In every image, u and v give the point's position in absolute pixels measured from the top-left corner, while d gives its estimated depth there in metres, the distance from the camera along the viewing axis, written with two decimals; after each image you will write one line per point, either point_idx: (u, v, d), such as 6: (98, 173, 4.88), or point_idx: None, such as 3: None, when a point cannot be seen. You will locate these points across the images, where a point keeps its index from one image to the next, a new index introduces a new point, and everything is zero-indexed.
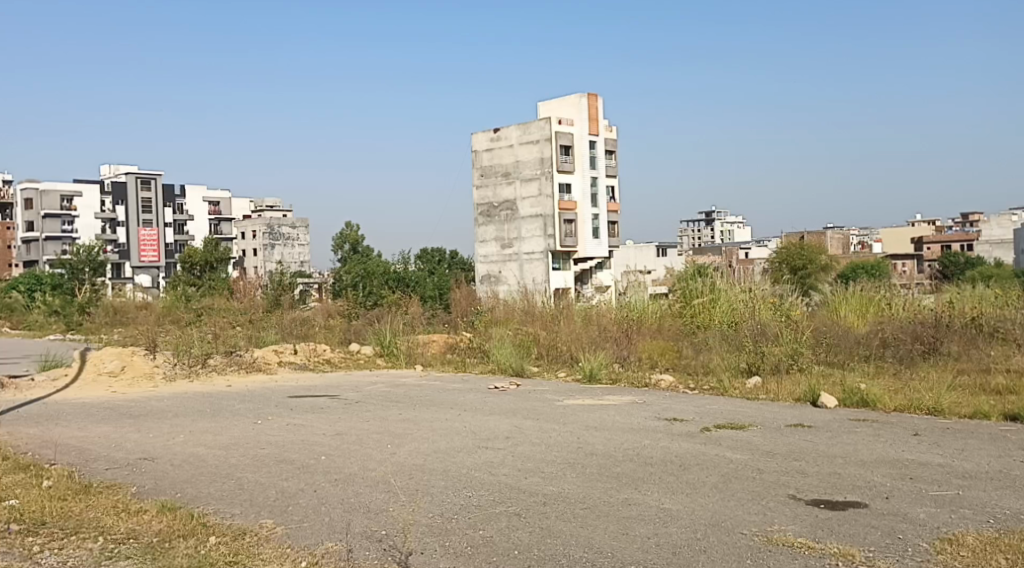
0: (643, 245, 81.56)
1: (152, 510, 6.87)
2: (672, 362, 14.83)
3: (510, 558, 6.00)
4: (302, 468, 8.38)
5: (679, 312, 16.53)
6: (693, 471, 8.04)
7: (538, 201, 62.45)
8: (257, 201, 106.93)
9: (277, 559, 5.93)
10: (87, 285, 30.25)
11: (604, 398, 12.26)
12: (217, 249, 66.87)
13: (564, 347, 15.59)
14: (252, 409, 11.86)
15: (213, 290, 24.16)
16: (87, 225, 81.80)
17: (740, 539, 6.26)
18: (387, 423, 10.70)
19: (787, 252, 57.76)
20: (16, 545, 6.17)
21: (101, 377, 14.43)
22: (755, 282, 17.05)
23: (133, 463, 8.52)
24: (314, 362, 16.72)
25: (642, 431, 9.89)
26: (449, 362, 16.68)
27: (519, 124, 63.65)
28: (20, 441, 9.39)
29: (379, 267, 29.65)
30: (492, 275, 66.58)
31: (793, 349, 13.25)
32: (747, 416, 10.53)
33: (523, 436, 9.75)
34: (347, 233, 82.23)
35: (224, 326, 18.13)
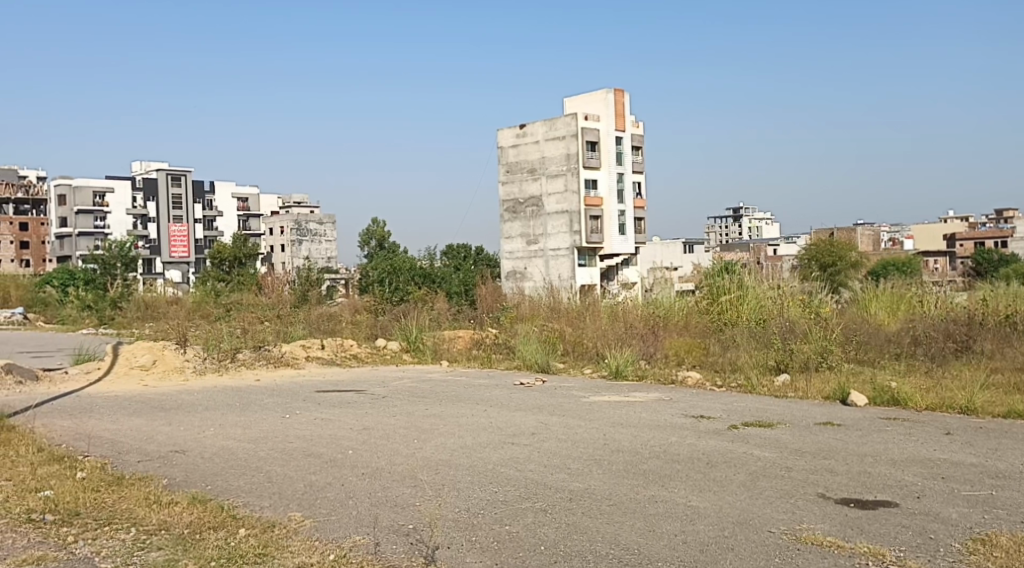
0: (669, 242, 81.21)
1: (184, 502, 6.95)
2: (699, 359, 14.68)
3: (537, 554, 6.01)
4: (330, 462, 8.43)
5: (706, 309, 16.44)
6: (720, 468, 8.00)
7: (564, 197, 62.39)
8: (286, 198, 107.71)
9: (306, 552, 5.98)
10: (119, 280, 30.57)
11: (631, 395, 12.22)
12: (246, 245, 67.37)
13: (590, 343, 15.56)
14: (281, 404, 11.95)
15: (241, 285, 24.35)
16: (119, 221, 82.68)
17: (768, 538, 6.22)
18: (414, 419, 10.74)
19: (817, 249, 57.29)
20: (51, 535, 6.26)
21: (133, 371, 14.59)
22: (784, 278, 16.98)
23: (164, 456, 8.62)
24: (341, 357, 16.81)
25: (669, 428, 9.86)
26: (475, 358, 16.71)
27: (546, 120, 63.61)
28: (55, 434, 9.52)
29: (406, 263, 29.74)
30: (518, 272, 66.57)
31: (823, 347, 13.15)
32: (775, 414, 10.46)
33: (549, 432, 9.76)
34: (374, 229, 82.84)
35: (252, 322, 18.26)
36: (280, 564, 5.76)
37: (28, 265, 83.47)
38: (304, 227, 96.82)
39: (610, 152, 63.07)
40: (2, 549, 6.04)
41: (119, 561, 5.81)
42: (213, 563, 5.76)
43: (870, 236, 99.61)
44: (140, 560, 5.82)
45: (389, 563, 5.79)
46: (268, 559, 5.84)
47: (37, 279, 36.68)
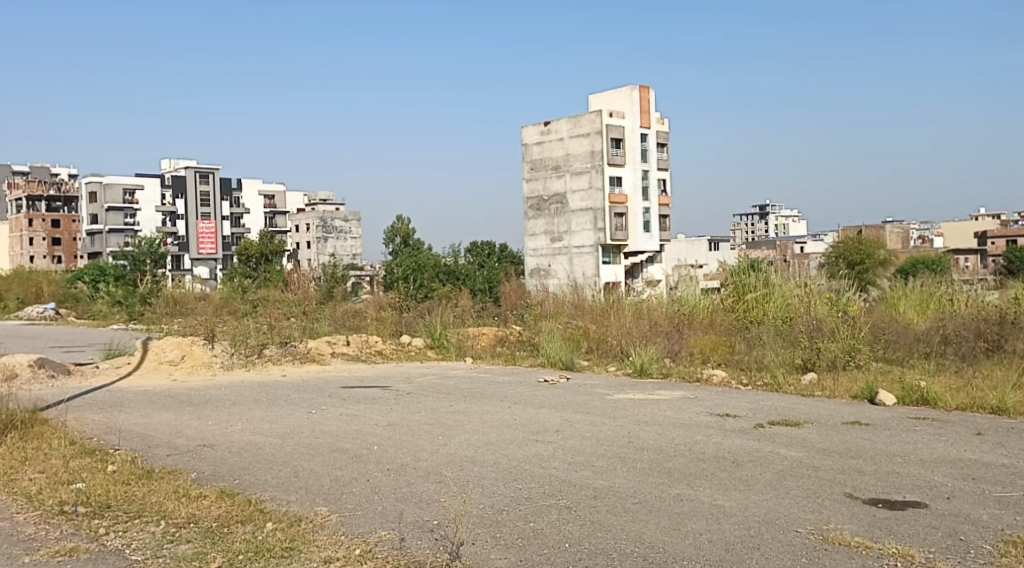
0: (695, 239, 80.91)
1: (212, 495, 7.02)
2: (724, 357, 14.57)
3: (561, 552, 6.01)
4: (355, 457, 8.48)
5: (732, 307, 16.35)
6: (746, 467, 7.96)
7: (588, 195, 62.33)
8: (312, 195, 108.44)
9: (332, 547, 6.01)
10: (148, 276, 30.87)
11: (657, 393, 12.18)
12: (273, 242, 67.84)
13: (614, 340, 15.54)
14: (307, 399, 12.03)
15: (268, 281, 24.50)
16: (148, 218, 83.51)
17: (794, 538, 6.18)
18: (439, 415, 10.77)
19: (845, 246, 56.88)
20: (83, 527, 6.34)
21: (162, 366, 14.74)
22: (811, 276, 16.87)
23: (193, 450, 8.70)
24: (366, 354, 16.88)
25: (695, 426, 9.82)
26: (499, 355, 16.73)
27: (571, 117, 63.53)
28: (86, 427, 9.64)
29: (430, 260, 29.81)
30: (542, 269, 66.53)
31: (850, 346, 13.06)
32: (802, 412, 10.38)
33: (573, 429, 9.76)
34: (399, 226, 83.23)
35: (278, 318, 18.38)
36: (307, 558, 5.81)
37: (59, 261, 84.45)
38: (329, 224, 97.31)
39: (635, 148, 62.66)
40: (35, 541, 6.12)
41: (149, 553, 5.88)
42: (241, 557, 5.81)
43: (897, 233, 98.65)
44: (169, 553, 5.87)
45: (415, 559, 5.82)
46: (295, 553, 5.88)
47: (69, 274, 37.10)
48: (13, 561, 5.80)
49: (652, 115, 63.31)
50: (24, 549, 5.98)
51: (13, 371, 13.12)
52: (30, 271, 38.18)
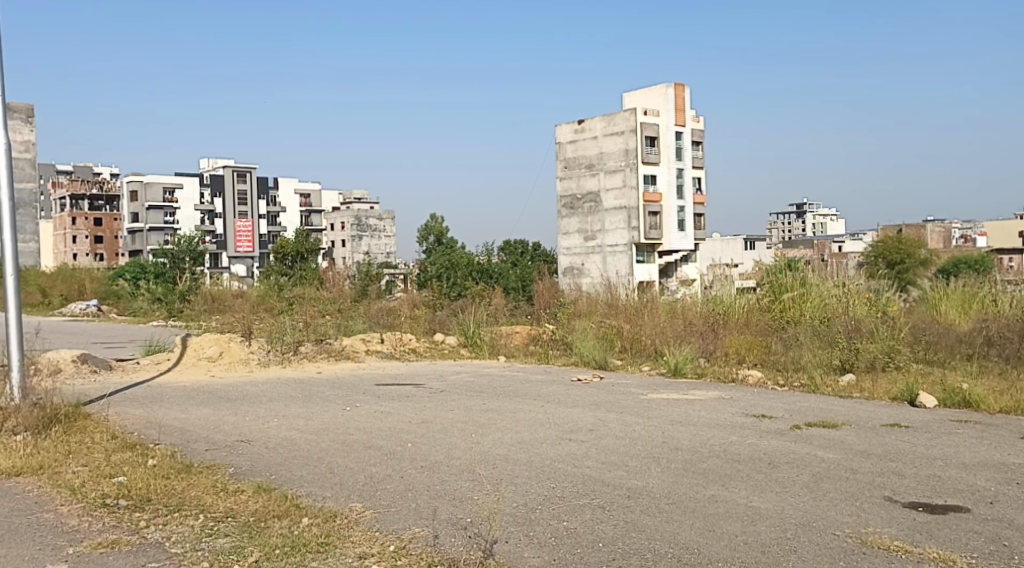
0: (730, 238, 80.39)
1: (249, 490, 7.08)
2: (760, 357, 14.43)
3: (595, 551, 5.99)
4: (389, 455, 8.52)
5: (768, 307, 16.20)
6: (782, 469, 7.89)
7: (622, 193, 62.13)
8: (346, 194, 109.21)
9: (367, 543, 6.04)
10: (187, 274, 31.18)
11: (691, 393, 12.12)
12: (309, 242, 68.42)
13: (648, 340, 15.48)
14: (342, 396, 12.12)
15: (303, 279, 24.67)
16: (186, 216, 84.56)
17: (832, 541, 6.12)
18: (472, 413, 10.80)
19: (885, 246, 56.23)
20: (124, 520, 6.43)
21: (200, 362, 14.92)
22: (849, 276, 16.70)
23: (231, 445, 8.79)
24: (400, 351, 16.94)
25: (730, 427, 9.75)
26: (532, 354, 16.72)
27: (604, 116, 63.36)
28: (127, 422, 9.77)
29: (463, 259, 29.85)
30: (575, 268, 66.45)
31: (890, 347, 12.92)
32: (840, 414, 10.29)
33: (607, 429, 9.73)
34: (432, 225, 83.65)
35: (313, 316, 18.52)
36: (342, 553, 5.84)
37: (101, 259, 85.65)
38: (363, 222, 97.92)
39: (670, 147, 62.27)
40: (78, 532, 6.22)
41: (188, 547, 5.94)
42: (278, 551, 5.85)
43: (937, 233, 97.26)
44: (207, 547, 5.94)
45: (449, 556, 5.83)
46: (330, 548, 5.91)
47: (110, 272, 37.56)
48: (58, 552, 5.89)
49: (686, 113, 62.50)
50: (68, 540, 6.08)
51: (56, 366, 13.34)
52: (72, 269, 38.71)
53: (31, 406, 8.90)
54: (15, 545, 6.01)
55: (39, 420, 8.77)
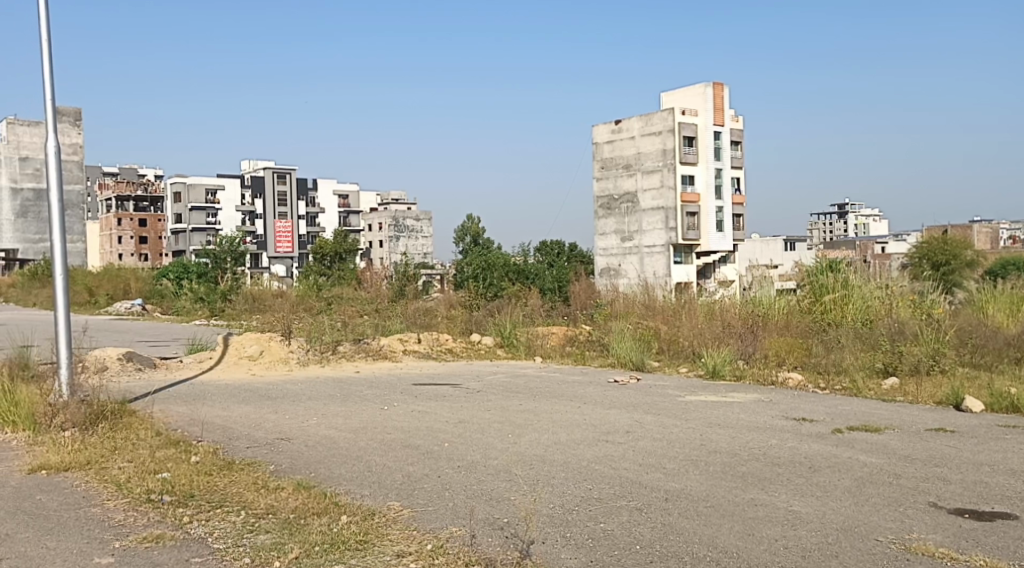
0: (769, 239, 79.79)
1: (289, 487, 7.15)
2: (800, 360, 14.27)
3: (632, 553, 5.96)
4: (427, 454, 8.55)
5: (809, 308, 16.02)
6: (824, 473, 7.80)
7: (660, 193, 61.82)
8: (384, 195, 110.10)
9: (404, 541, 6.07)
10: (229, 274, 31.54)
11: (730, 395, 12.02)
12: (348, 242, 68.89)
13: (686, 342, 15.35)
14: (380, 395, 12.18)
15: (342, 279, 24.89)
16: (228, 217, 85.64)
17: (875, 547, 6.04)
18: (509, 413, 10.80)
19: (930, 247, 55.36)
20: (168, 516, 6.51)
21: (242, 360, 15.09)
22: (893, 278, 16.49)
23: (272, 443, 8.87)
24: (437, 351, 16.98)
25: (769, 430, 9.66)
26: (568, 355, 16.69)
27: (642, 116, 63.08)
28: (171, 419, 9.91)
29: (500, 259, 29.85)
30: (612, 269, 66.29)
31: (935, 349, 12.74)
32: (883, 418, 10.15)
33: (644, 431, 9.68)
34: (469, 225, 84.09)
35: (352, 317, 18.65)
36: (381, 551, 5.88)
37: (145, 259, 86.94)
38: (401, 223, 98.46)
39: (708, 147, 61.77)
40: (124, 527, 6.31)
41: (230, 542, 6.00)
42: (317, 548, 5.90)
43: (984, 233, 95.55)
44: (249, 543, 6.00)
45: (487, 555, 5.83)
46: (368, 546, 5.94)
47: (155, 271, 38.12)
48: (105, 546, 5.98)
49: (726, 112, 61.99)
50: (114, 534, 6.17)
51: (103, 364, 13.55)
52: (118, 268, 39.37)
53: (79, 403, 9.06)
54: (64, 539, 6.12)
55: (87, 417, 8.94)
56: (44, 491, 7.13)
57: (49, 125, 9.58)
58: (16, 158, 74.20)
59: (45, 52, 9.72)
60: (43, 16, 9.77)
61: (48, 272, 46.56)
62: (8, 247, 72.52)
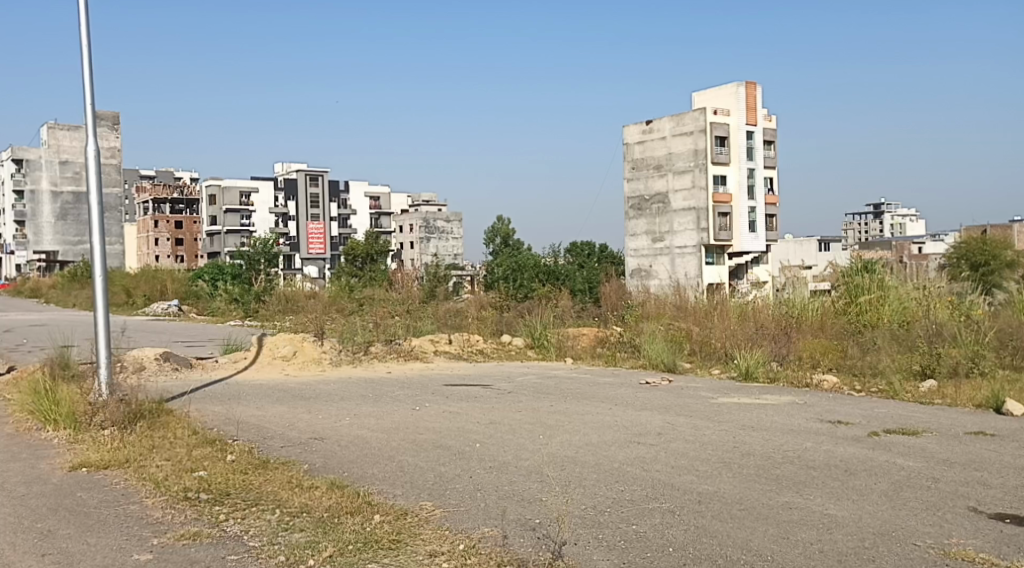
0: (803, 240, 79.09)
1: (323, 487, 7.18)
2: (835, 362, 14.14)
3: (665, 555, 5.93)
4: (458, 454, 8.56)
5: (844, 309, 15.89)
6: (860, 477, 7.70)
7: (691, 194, 61.51)
8: (415, 197, 110.72)
9: (437, 541, 6.07)
10: (263, 274, 31.83)
11: (763, 397, 11.92)
12: (379, 243, 69.28)
13: (718, 343, 15.20)
14: (411, 396, 12.24)
15: (373, 279, 25.02)
16: (261, 219, 86.59)
17: (913, 551, 5.95)
18: (540, 414, 10.80)
19: (969, 247, 54.48)
20: (205, 513, 6.58)
21: (275, 360, 15.22)
22: (929, 278, 16.34)
23: (305, 442, 8.93)
24: (467, 352, 17.02)
25: (805, 433, 9.55)
26: (599, 355, 16.66)
27: (673, 116, 62.77)
28: (207, 418, 10.00)
29: (530, 259, 29.85)
30: (643, 270, 66.20)
31: (974, 352, 12.57)
32: (921, 421, 10.02)
33: (675, 433, 9.62)
34: (499, 226, 84.32)
35: (383, 317, 18.73)
36: (413, 551, 5.89)
37: (181, 260, 87.98)
38: (431, 224, 98.73)
39: (740, 146, 61.30)
40: (162, 524, 6.37)
41: (265, 541, 6.05)
42: (351, 546, 5.92)
43: None
44: (284, 541, 6.04)
45: (519, 556, 5.84)
46: (401, 546, 5.96)
47: (190, 272, 38.59)
48: (144, 543, 6.04)
49: (758, 111, 61.88)
50: (153, 532, 6.23)
51: (140, 364, 13.72)
52: (155, 269, 39.95)
53: (118, 401, 9.17)
54: (103, 535, 6.19)
55: (125, 416, 9.03)
56: (85, 488, 7.22)
57: (89, 130, 9.70)
58: (56, 162, 75.28)
59: (84, 58, 9.86)
60: (82, 20, 9.91)
61: (88, 273, 47.36)
62: (49, 249, 73.92)
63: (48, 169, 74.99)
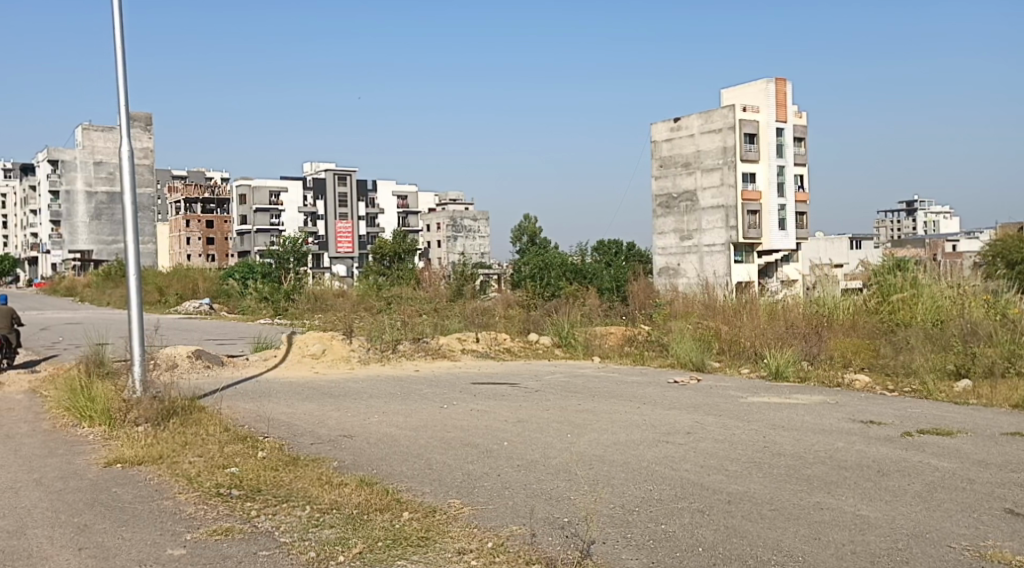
0: (832, 238, 78.38)
1: (353, 483, 7.22)
2: (867, 361, 14.03)
3: (695, 555, 5.89)
4: (486, 453, 8.56)
5: (875, 308, 15.76)
6: (893, 478, 7.61)
7: (719, 192, 61.11)
8: (442, 197, 111.05)
9: (465, 539, 6.07)
10: (293, 274, 31.90)
11: (794, 397, 11.80)
12: (407, 242, 69.50)
13: (748, 342, 15.06)
14: (439, 393, 12.27)
15: (400, 279, 24.99)
16: (291, 218, 87.25)
17: (948, 553, 5.88)
18: (567, 413, 10.76)
19: (1005, 245, 53.75)
20: (237, 509, 6.62)
21: (305, 359, 15.26)
22: (963, 277, 16.04)
23: (335, 439, 8.98)
24: (495, 350, 17.03)
25: (837, 433, 9.45)
26: (627, 354, 16.58)
27: (702, 113, 62.36)
28: (238, 415, 10.10)
29: (557, 259, 29.61)
30: (671, 268, 65.93)
31: (1010, 351, 12.37)
32: (956, 421, 9.89)
33: (705, 432, 9.55)
34: (525, 224, 83.69)
35: (411, 316, 18.70)
36: (442, 548, 5.89)
37: (212, 259, 88.67)
38: (458, 223, 98.98)
39: (770, 143, 60.82)
40: (195, 520, 6.42)
41: (296, 537, 6.07)
42: (380, 543, 5.94)
43: None
44: (315, 537, 6.06)
45: (547, 555, 5.81)
46: (430, 543, 5.97)
47: (221, 271, 38.80)
48: (177, 538, 6.09)
49: (788, 107, 61.09)
50: (186, 527, 6.28)
51: (173, 361, 13.85)
52: (187, 268, 40.18)
53: (152, 399, 9.27)
54: (138, 530, 6.25)
55: (159, 413, 9.11)
56: (120, 484, 7.30)
57: (123, 131, 9.80)
58: (90, 162, 76.17)
59: (118, 57, 9.97)
60: (117, 23, 10.01)
61: (121, 273, 47.83)
62: (83, 248, 74.70)
63: (82, 169, 75.93)
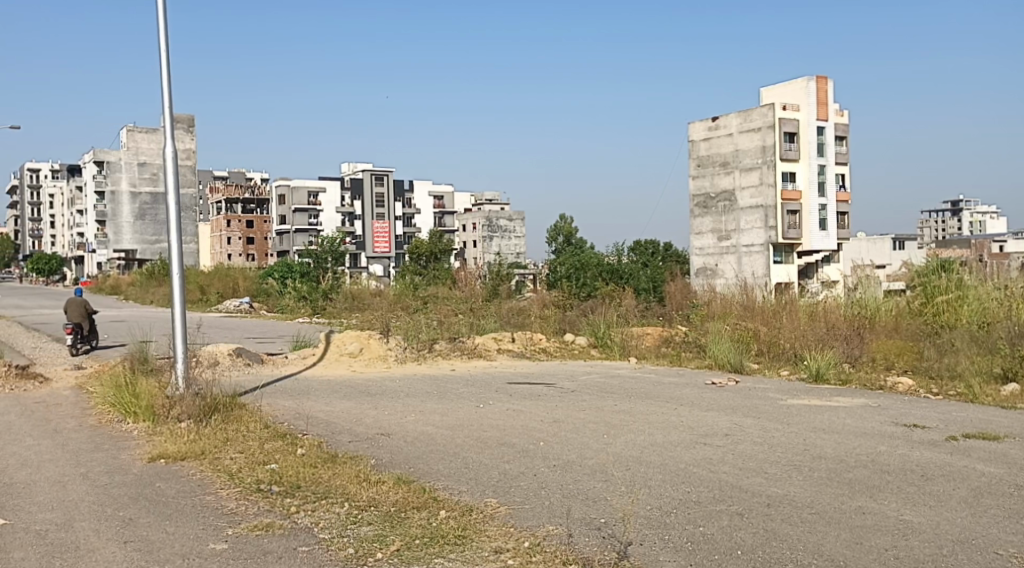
0: (873, 238, 77.30)
1: (390, 481, 7.22)
2: (910, 364, 13.86)
3: (733, 558, 5.83)
4: (523, 452, 8.54)
5: (918, 311, 15.54)
6: (937, 482, 7.47)
7: (758, 191, 60.58)
8: (478, 197, 111.28)
9: (503, 537, 6.06)
10: (331, 274, 32.14)
11: (835, 399, 11.67)
12: (443, 242, 69.72)
13: (787, 343, 14.88)
14: (475, 393, 12.27)
15: (436, 279, 25.04)
16: (329, 218, 87.94)
17: (994, 560, 5.75)
18: (604, 414, 10.72)
19: None
20: (276, 505, 6.67)
21: (343, 358, 15.39)
22: (1009, 278, 15.74)
23: (372, 438, 9.00)
24: (531, 350, 17.00)
25: (878, 436, 9.31)
26: (664, 355, 16.50)
27: (740, 112, 61.86)
28: (277, 412, 10.20)
29: (593, 259, 29.50)
30: (708, 269, 65.46)
31: None
32: (1002, 425, 9.70)
33: (743, 434, 9.44)
34: (561, 224, 83.51)
35: (447, 316, 18.74)
36: (479, 546, 5.88)
37: (251, 258, 89.62)
38: (494, 223, 99.05)
39: (809, 143, 60.16)
40: (236, 515, 6.48)
41: (335, 533, 6.10)
42: (417, 541, 5.94)
43: None
44: (353, 534, 6.08)
45: (584, 555, 5.78)
46: (467, 541, 5.96)
47: (261, 271, 39.14)
48: (219, 533, 6.14)
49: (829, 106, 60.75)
50: (227, 522, 6.34)
51: (215, 358, 14.02)
52: (228, 267, 40.61)
53: (194, 396, 9.34)
54: (182, 524, 6.31)
55: (201, 409, 9.22)
56: (164, 479, 7.38)
57: (167, 131, 9.92)
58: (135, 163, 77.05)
59: (163, 58, 10.09)
60: (162, 26, 10.14)
61: (164, 272, 48.47)
62: (128, 247, 75.76)
63: (127, 170, 76.83)
